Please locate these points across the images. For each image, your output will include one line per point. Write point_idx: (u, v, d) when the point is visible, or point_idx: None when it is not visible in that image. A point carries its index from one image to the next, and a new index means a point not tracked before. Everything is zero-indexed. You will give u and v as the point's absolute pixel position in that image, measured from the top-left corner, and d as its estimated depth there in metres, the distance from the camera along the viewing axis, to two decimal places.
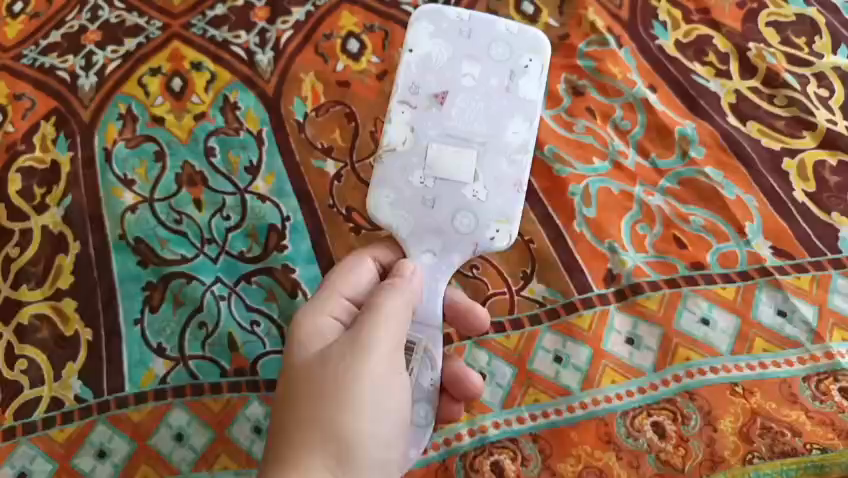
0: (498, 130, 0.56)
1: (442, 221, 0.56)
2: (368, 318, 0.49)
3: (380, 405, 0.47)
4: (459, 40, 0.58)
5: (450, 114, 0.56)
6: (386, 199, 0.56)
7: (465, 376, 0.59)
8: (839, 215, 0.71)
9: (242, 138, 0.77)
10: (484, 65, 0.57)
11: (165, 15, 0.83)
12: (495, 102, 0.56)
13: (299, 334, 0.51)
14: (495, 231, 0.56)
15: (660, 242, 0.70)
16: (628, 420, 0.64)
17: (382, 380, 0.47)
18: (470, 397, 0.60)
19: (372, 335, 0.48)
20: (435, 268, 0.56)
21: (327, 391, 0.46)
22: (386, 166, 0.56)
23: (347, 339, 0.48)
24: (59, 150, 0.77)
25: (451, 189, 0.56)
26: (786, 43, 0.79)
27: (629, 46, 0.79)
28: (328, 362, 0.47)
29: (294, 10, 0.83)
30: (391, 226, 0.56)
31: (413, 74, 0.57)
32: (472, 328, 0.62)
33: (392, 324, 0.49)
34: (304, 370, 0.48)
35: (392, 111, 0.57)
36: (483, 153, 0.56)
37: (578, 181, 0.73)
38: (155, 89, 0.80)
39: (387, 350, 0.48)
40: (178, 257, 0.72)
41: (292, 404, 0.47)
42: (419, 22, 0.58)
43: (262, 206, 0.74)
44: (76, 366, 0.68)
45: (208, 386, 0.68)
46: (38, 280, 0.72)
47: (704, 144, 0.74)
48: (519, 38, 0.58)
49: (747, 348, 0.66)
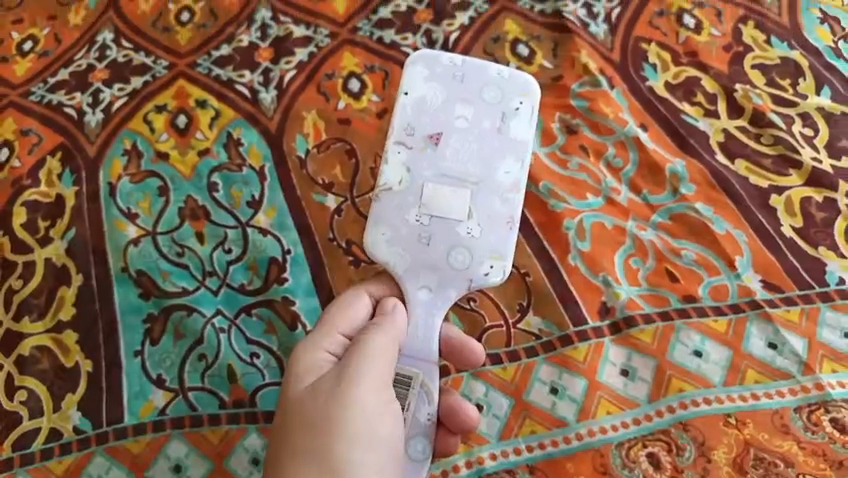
0: (491, 170, 0.58)
1: (437, 257, 0.58)
2: (356, 351, 0.50)
3: (373, 434, 0.47)
4: (453, 84, 0.60)
5: (445, 154, 0.58)
6: (383, 237, 0.58)
7: (461, 409, 0.60)
8: (826, 249, 0.73)
9: (245, 174, 0.79)
10: (477, 107, 0.59)
11: (172, 55, 0.86)
12: (487, 143, 0.58)
13: (292, 371, 0.52)
14: (489, 267, 0.57)
15: (653, 275, 0.72)
16: (623, 452, 0.65)
17: (373, 409, 0.48)
18: (467, 429, 0.60)
19: (361, 366, 0.49)
20: (431, 303, 0.57)
21: (319, 423, 0.46)
22: (382, 205, 0.58)
23: (337, 372, 0.49)
24: (64, 184, 0.79)
25: (446, 227, 0.57)
26: (772, 85, 0.82)
27: (620, 87, 0.82)
28: (319, 394, 0.48)
29: (297, 51, 0.86)
30: (388, 263, 0.58)
31: (409, 116, 0.59)
32: (466, 363, 0.63)
33: (380, 356, 0.50)
34: (295, 404, 0.48)
35: (388, 152, 0.59)
36: (476, 193, 0.57)
37: (572, 216, 0.75)
38: (160, 125, 0.82)
39: (376, 380, 0.49)
40: (179, 290, 0.73)
41: (286, 440, 0.47)
42: (414, 66, 0.61)
43: (263, 239, 0.75)
44: (76, 397, 0.69)
45: (208, 418, 0.68)
46: (40, 312, 0.72)
47: (694, 181, 0.76)
48: (510, 83, 0.61)
49: (739, 379, 0.67)
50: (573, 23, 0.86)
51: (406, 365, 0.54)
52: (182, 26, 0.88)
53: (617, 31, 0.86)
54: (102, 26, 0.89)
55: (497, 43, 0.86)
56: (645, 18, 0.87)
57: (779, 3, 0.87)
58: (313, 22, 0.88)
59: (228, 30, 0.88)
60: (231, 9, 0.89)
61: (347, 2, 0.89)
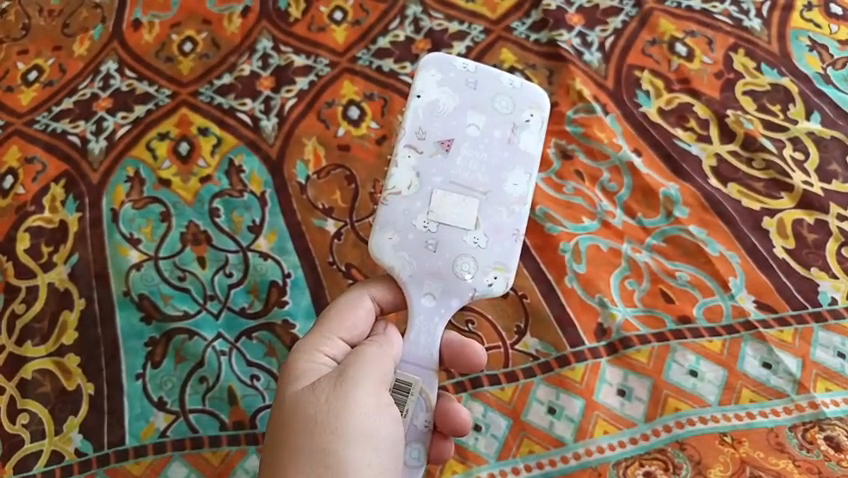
0: (499, 181, 0.58)
1: (443, 265, 0.57)
2: (355, 355, 0.51)
3: (372, 435, 0.48)
4: (466, 90, 0.60)
5: (456, 162, 0.58)
6: (390, 241, 0.57)
7: (455, 412, 0.60)
8: (819, 270, 0.74)
9: (246, 199, 0.80)
10: (488, 116, 0.59)
11: (175, 84, 0.88)
12: (497, 154, 0.58)
13: (289, 369, 0.53)
14: (493, 277, 0.57)
15: (648, 297, 0.73)
16: (620, 470, 0.65)
17: (370, 410, 0.48)
18: (459, 433, 0.60)
19: (358, 369, 0.49)
20: (434, 311, 0.57)
21: (317, 423, 0.47)
22: (390, 209, 0.57)
23: (333, 373, 0.50)
24: (67, 210, 0.80)
25: (453, 235, 0.57)
26: (763, 110, 0.84)
27: (614, 112, 0.84)
28: (316, 393, 0.49)
29: (298, 80, 0.88)
30: (393, 268, 0.57)
31: (421, 121, 0.58)
32: (465, 367, 0.62)
33: (378, 358, 0.51)
34: (294, 402, 0.49)
35: (398, 155, 0.58)
36: (484, 203, 0.57)
37: (568, 238, 0.76)
38: (163, 153, 0.83)
39: (376, 383, 0.50)
40: (180, 313, 0.74)
41: (285, 437, 0.48)
42: (427, 70, 0.60)
43: (264, 263, 0.76)
44: (77, 420, 0.69)
45: (208, 440, 0.68)
46: (43, 336, 0.73)
47: (687, 204, 0.78)
48: (521, 93, 0.60)
49: (734, 398, 0.68)
50: (568, 52, 0.89)
51: (405, 371, 0.54)
52: (185, 56, 0.90)
53: (610, 59, 0.88)
54: (106, 56, 0.91)
55: None
56: (638, 46, 0.89)
57: (768, 32, 0.90)
58: (314, 52, 0.90)
59: (230, 60, 0.90)
60: (233, 39, 0.91)
61: (347, 33, 0.91)
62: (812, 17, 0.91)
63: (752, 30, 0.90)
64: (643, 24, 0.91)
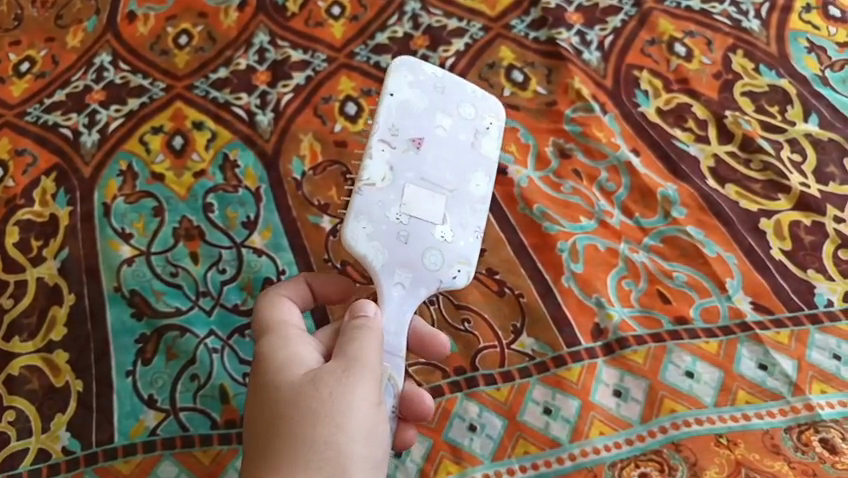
0: (464, 180, 0.57)
1: (413, 256, 0.55)
2: (357, 345, 0.49)
3: (372, 431, 0.47)
4: (435, 95, 0.58)
5: (427, 160, 0.56)
6: (364, 231, 0.54)
7: (418, 398, 0.59)
8: (815, 272, 0.74)
9: (240, 195, 0.79)
10: (455, 120, 0.58)
11: (170, 78, 0.87)
12: (462, 156, 0.57)
13: (279, 358, 0.51)
14: (457, 271, 0.57)
15: (645, 297, 0.73)
16: (616, 471, 0.64)
17: (371, 405, 0.48)
18: (421, 419, 0.60)
19: (361, 362, 0.48)
20: (403, 300, 0.56)
21: (322, 416, 0.46)
22: (364, 199, 0.55)
23: (335, 363, 0.48)
24: (58, 204, 0.79)
25: (424, 228, 0.55)
26: (761, 111, 0.84)
27: (613, 112, 0.84)
28: (319, 384, 0.47)
29: (295, 75, 0.87)
30: (365, 257, 0.55)
31: (393, 118, 0.56)
32: (429, 355, 0.63)
33: (377, 350, 0.50)
34: (294, 391, 0.47)
35: (372, 149, 0.55)
36: (451, 200, 0.56)
37: (565, 237, 0.76)
38: (156, 146, 0.82)
39: (376, 378, 0.49)
40: (172, 310, 0.73)
41: (284, 426, 0.46)
42: (399, 68, 0.58)
43: (258, 260, 0.76)
44: (65, 418, 0.68)
45: (199, 438, 0.67)
46: (32, 331, 0.72)
47: (685, 204, 0.78)
48: (483, 100, 0.60)
49: (730, 399, 0.67)
50: (566, 50, 0.89)
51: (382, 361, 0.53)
52: (181, 49, 0.89)
53: (609, 58, 0.88)
54: (100, 49, 0.90)
55: (492, 69, 0.88)
56: (637, 46, 0.89)
57: (767, 33, 0.90)
58: (311, 46, 0.89)
59: (226, 54, 0.89)
60: (229, 33, 0.91)
61: (344, 28, 0.91)
62: (810, 19, 0.91)
63: (751, 31, 0.90)
64: (642, 24, 0.91)
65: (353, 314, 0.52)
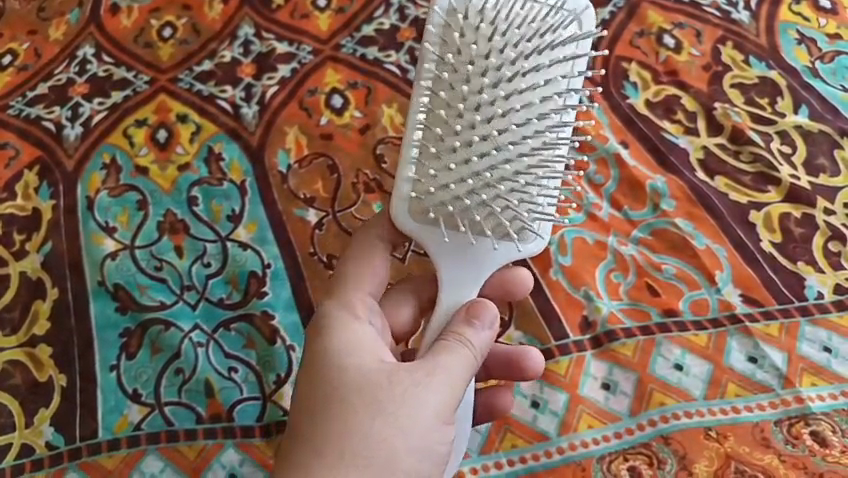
0: None
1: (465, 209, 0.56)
2: (448, 350, 0.48)
3: (432, 441, 0.46)
4: None
5: None
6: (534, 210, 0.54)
7: (529, 356, 0.61)
8: (805, 264, 0.73)
9: (225, 188, 0.78)
10: None
11: (153, 70, 0.87)
12: None
13: (353, 338, 0.50)
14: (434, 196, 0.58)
15: (633, 290, 0.72)
16: (604, 466, 0.64)
17: (441, 416, 0.46)
18: (529, 373, 0.62)
19: (443, 368, 0.47)
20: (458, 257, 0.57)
21: (386, 412, 0.45)
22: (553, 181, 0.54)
23: (418, 362, 0.47)
24: (41, 198, 0.78)
25: None
26: (750, 103, 0.83)
27: (601, 104, 0.84)
28: (393, 380, 0.46)
29: (280, 67, 0.86)
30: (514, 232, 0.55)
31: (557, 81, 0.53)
32: (510, 297, 0.62)
33: (469, 364, 0.48)
34: (364, 379, 0.46)
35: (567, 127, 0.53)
36: None
37: (554, 231, 0.76)
38: (140, 140, 0.82)
39: (456, 387, 0.47)
40: (157, 304, 0.72)
41: (343, 411, 0.45)
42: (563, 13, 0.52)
43: (243, 253, 0.75)
44: (48, 412, 0.67)
45: (183, 433, 0.66)
46: (14, 326, 0.71)
47: (675, 197, 0.77)
48: None
49: (720, 393, 0.67)
50: None
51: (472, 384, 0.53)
52: (165, 42, 0.89)
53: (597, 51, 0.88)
54: (83, 41, 0.89)
55: None
56: (626, 38, 0.89)
57: (756, 25, 0.89)
58: (296, 38, 0.89)
59: (211, 46, 0.88)
60: (213, 25, 0.90)
61: (331, 20, 0.90)
62: (800, 10, 0.91)
63: (741, 22, 0.90)
64: (630, 16, 0.91)
65: (467, 317, 0.50)
